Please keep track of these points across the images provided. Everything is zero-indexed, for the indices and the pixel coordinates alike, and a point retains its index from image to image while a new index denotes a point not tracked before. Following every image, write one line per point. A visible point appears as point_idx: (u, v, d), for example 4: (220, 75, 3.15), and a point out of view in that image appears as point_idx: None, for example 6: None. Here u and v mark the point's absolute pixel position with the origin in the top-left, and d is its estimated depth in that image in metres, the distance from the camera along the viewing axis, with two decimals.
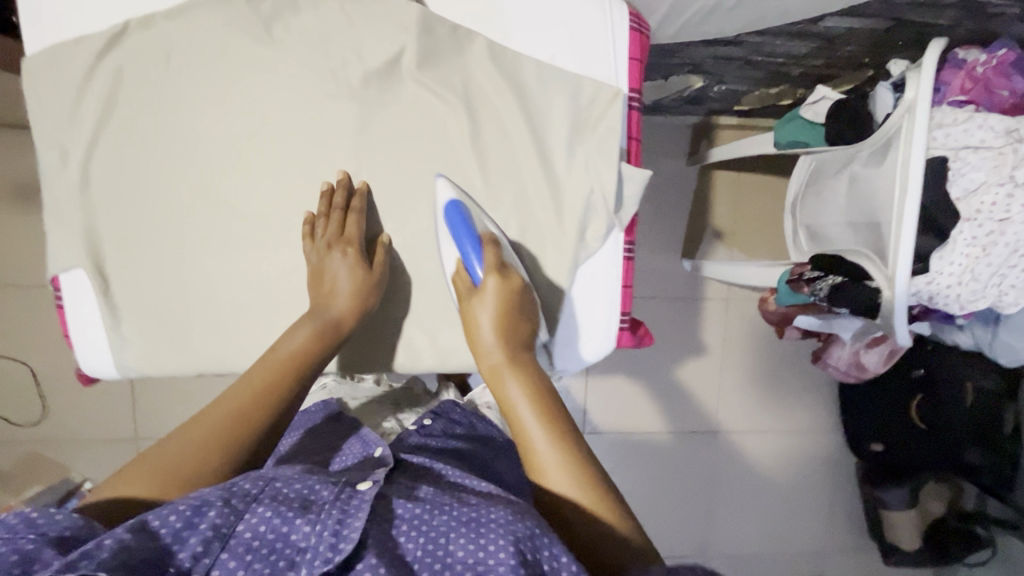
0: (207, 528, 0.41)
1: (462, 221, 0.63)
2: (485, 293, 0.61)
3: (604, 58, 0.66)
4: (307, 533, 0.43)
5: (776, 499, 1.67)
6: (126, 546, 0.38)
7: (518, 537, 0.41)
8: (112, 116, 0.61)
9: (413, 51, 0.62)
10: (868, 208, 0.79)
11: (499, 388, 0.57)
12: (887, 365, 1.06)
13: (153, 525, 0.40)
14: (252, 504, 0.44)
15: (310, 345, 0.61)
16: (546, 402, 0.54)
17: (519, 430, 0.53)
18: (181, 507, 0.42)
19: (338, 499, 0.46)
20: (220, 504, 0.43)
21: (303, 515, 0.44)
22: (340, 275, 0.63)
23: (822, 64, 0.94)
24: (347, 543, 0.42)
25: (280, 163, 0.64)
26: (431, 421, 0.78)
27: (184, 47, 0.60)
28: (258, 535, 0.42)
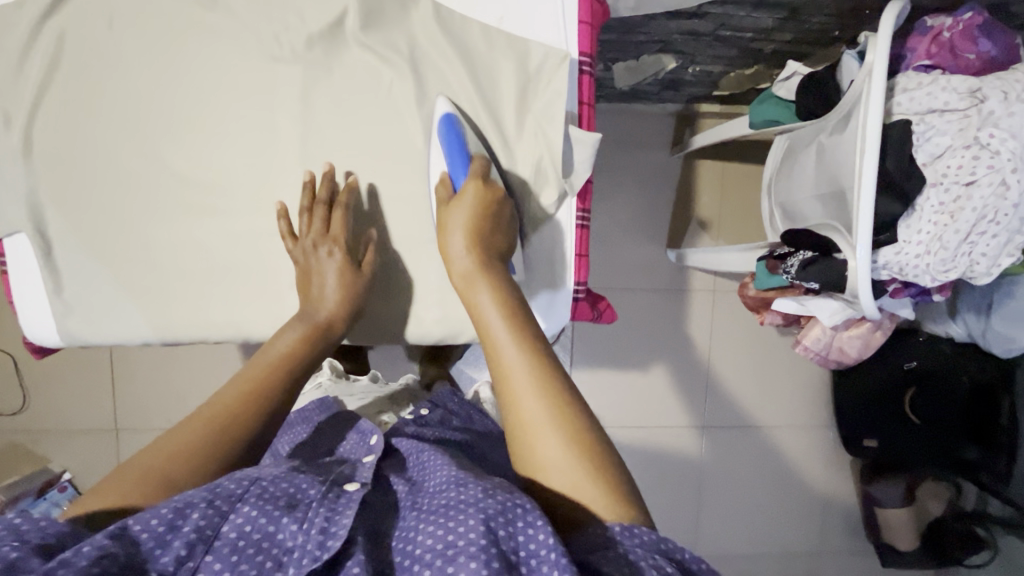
0: (191, 530, 0.40)
1: (456, 135, 0.62)
2: (463, 198, 0.60)
3: (553, 19, 0.64)
4: (294, 532, 0.41)
5: (768, 497, 1.62)
6: (108, 554, 0.37)
7: (489, 515, 0.39)
8: (55, 80, 0.61)
9: (356, 12, 0.62)
10: (836, 178, 0.77)
11: (469, 292, 0.57)
12: (868, 350, 1.08)
13: (134, 530, 0.39)
14: (238, 504, 0.42)
15: (300, 346, 0.60)
16: (517, 315, 0.53)
17: (492, 343, 0.52)
18: (164, 509, 0.40)
19: (324, 497, 0.44)
20: (205, 504, 0.41)
21: (289, 513, 0.42)
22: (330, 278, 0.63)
23: (793, 39, 0.93)
24: (335, 540, 0.41)
25: (223, 127, 0.63)
26: (428, 409, 0.72)
27: (126, 9, 0.60)
28: (243, 535, 0.40)
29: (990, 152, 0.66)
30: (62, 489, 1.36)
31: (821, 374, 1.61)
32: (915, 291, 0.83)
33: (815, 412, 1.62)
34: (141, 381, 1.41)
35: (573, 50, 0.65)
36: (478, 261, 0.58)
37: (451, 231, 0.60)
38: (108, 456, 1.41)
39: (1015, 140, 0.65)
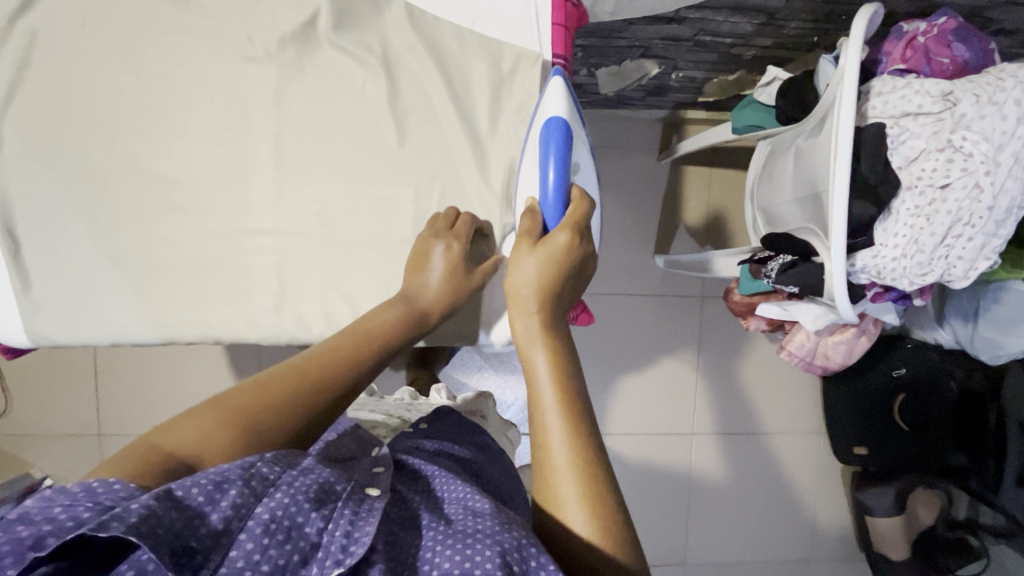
0: (226, 507, 0.37)
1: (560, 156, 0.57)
2: (549, 243, 0.55)
3: (526, 21, 0.65)
4: (321, 529, 0.39)
5: (758, 504, 1.61)
6: (153, 514, 0.35)
7: (505, 549, 0.39)
8: (26, 78, 0.61)
9: (328, 12, 0.62)
10: (812, 182, 0.77)
11: (526, 348, 0.51)
12: (850, 357, 1.07)
13: (177, 494, 0.37)
14: (272, 488, 0.39)
15: (395, 324, 0.58)
16: (573, 388, 0.49)
17: (537, 406, 0.48)
18: (204, 480, 0.38)
19: (352, 496, 0.42)
20: (241, 482, 0.39)
21: (319, 507, 0.40)
22: (437, 261, 0.61)
23: (772, 44, 0.94)
24: (357, 547, 0.38)
25: (195, 127, 0.63)
26: (427, 424, 0.71)
27: (99, 7, 0.61)
28: (275, 518, 0.38)
29: (963, 154, 0.65)
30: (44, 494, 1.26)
31: (811, 381, 1.60)
32: (897, 295, 0.83)
33: (804, 418, 1.61)
34: (127, 386, 1.40)
35: (545, 52, 0.65)
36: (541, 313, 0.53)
37: (522, 274, 0.54)
38: (91, 461, 1.39)
39: (988, 143, 0.65)
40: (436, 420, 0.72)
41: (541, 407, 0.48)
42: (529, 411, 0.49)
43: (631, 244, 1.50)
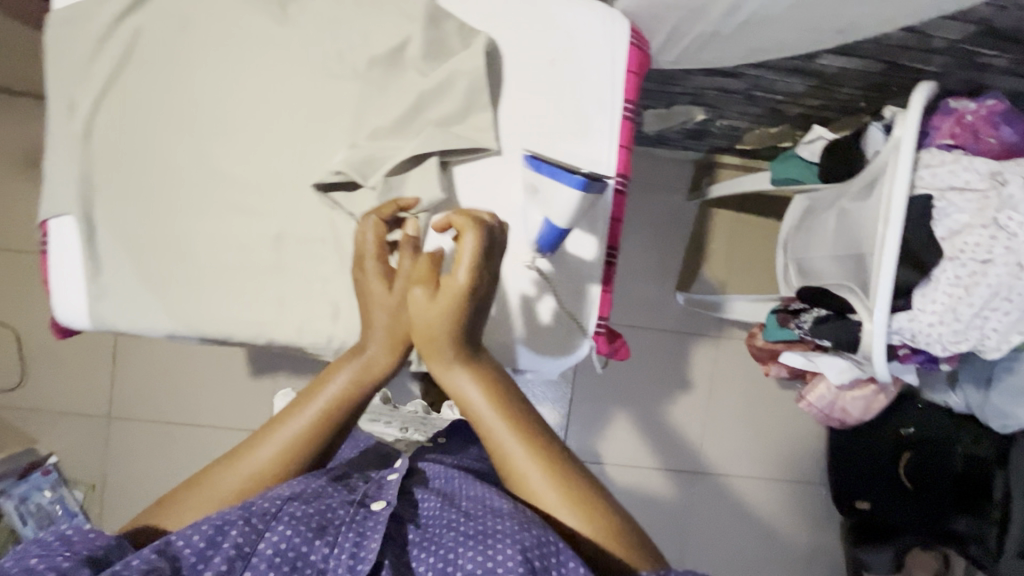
0: (229, 547, 0.45)
1: (551, 236, 0.64)
2: (448, 284, 0.55)
3: (602, 71, 0.69)
4: (326, 554, 0.46)
5: (755, 551, 1.59)
6: (155, 568, 0.42)
7: (526, 548, 0.45)
8: (124, 73, 0.63)
9: (419, 41, 0.64)
10: (855, 242, 0.80)
11: (450, 381, 0.58)
12: (867, 413, 1.10)
13: (177, 545, 0.44)
14: (272, 523, 0.46)
15: (350, 390, 0.57)
16: (504, 397, 0.57)
17: (484, 428, 0.56)
18: (204, 527, 0.45)
19: (353, 520, 0.49)
20: (241, 523, 0.46)
21: (321, 536, 0.47)
22: (379, 325, 0.58)
23: (820, 105, 0.98)
24: (364, 563, 0.46)
25: (277, 135, 0.65)
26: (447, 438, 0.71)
27: (201, 17, 0.64)
28: (279, 552, 0.45)
29: (1008, 233, 0.69)
30: (47, 473, 1.35)
31: (817, 431, 1.61)
32: (924, 358, 0.85)
33: (807, 466, 1.62)
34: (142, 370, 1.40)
35: (618, 97, 0.70)
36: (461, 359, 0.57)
37: (424, 317, 0.56)
38: (97, 443, 1.39)
39: None
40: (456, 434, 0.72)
41: (487, 424, 0.56)
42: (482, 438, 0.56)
43: (654, 278, 1.52)
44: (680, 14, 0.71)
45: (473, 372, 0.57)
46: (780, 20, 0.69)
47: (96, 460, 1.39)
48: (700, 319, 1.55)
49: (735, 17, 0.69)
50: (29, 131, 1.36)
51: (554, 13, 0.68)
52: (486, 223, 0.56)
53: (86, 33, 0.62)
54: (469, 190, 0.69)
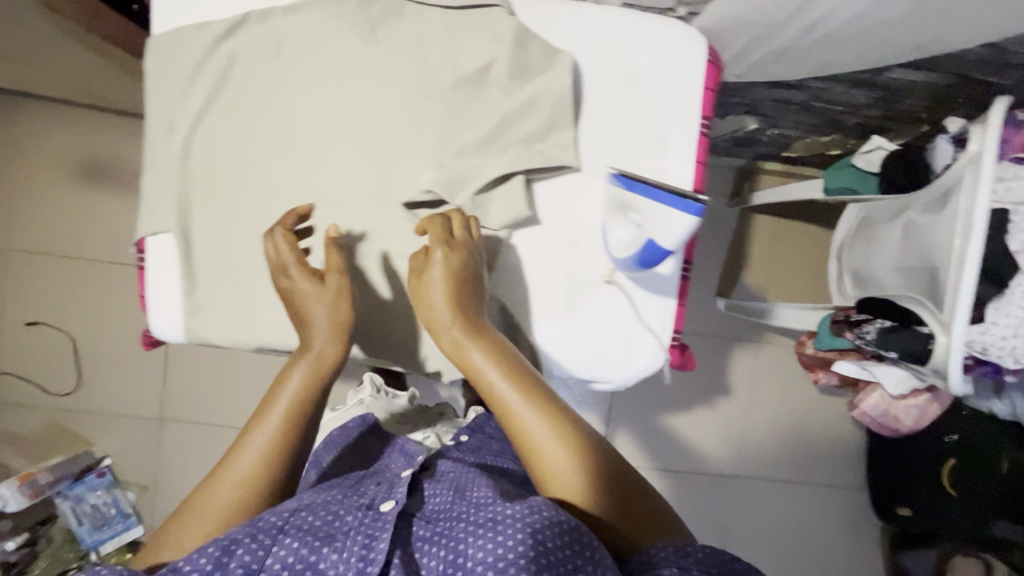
0: (239, 565, 0.47)
1: (650, 259, 0.61)
2: (433, 264, 0.61)
3: (681, 88, 0.70)
4: (334, 560, 0.48)
5: (794, 556, 1.59)
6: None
7: (535, 530, 0.46)
8: (220, 95, 0.66)
9: (505, 61, 0.66)
10: (926, 255, 0.80)
11: (465, 361, 0.59)
12: (922, 422, 1.08)
13: (185, 568, 0.46)
14: (281, 536, 0.49)
15: (310, 385, 0.60)
16: (520, 373, 0.58)
17: (506, 409, 0.57)
18: (210, 548, 0.47)
19: (362, 524, 0.51)
20: (247, 540, 0.48)
21: (328, 543, 0.49)
22: (322, 316, 0.61)
23: (878, 115, 0.98)
24: (373, 564, 0.48)
25: (364, 154, 0.67)
26: (468, 437, 0.71)
27: (294, 39, 0.65)
28: (291, 562, 0.48)
29: None
30: (101, 474, 1.37)
31: (857, 436, 1.60)
32: (990, 369, 0.85)
33: (847, 471, 1.61)
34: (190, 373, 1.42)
35: (696, 114, 0.71)
36: (469, 333, 0.60)
37: (432, 297, 0.60)
38: (148, 446, 1.41)
39: None
40: (477, 431, 0.72)
41: (507, 403, 0.57)
42: (504, 419, 0.57)
43: (694, 284, 1.52)
44: (757, 30, 0.71)
45: (480, 342, 0.59)
46: (857, 36, 0.70)
47: (147, 462, 1.42)
48: (740, 324, 1.55)
49: (813, 33, 0.70)
50: (79, 138, 1.36)
51: (634, 31, 0.69)
52: (455, 212, 0.65)
53: (185, 56, 0.64)
54: (549, 206, 0.70)
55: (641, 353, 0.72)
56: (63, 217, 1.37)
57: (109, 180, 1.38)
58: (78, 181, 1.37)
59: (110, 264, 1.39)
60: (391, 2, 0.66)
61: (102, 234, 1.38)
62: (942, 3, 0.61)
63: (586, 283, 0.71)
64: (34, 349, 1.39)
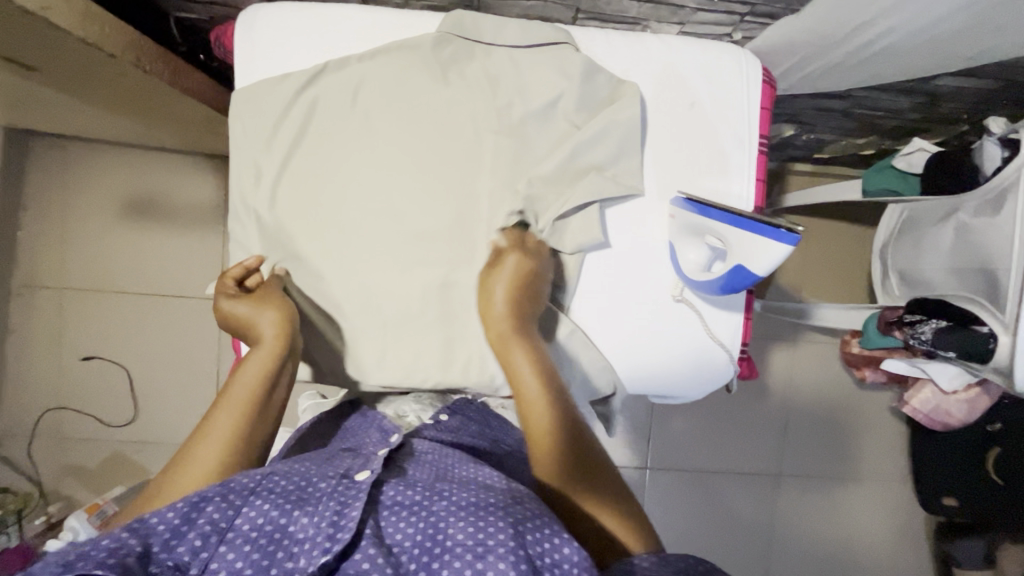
0: (206, 523, 0.44)
1: (735, 282, 0.65)
2: (503, 267, 0.65)
3: (741, 109, 0.73)
4: (305, 524, 0.45)
5: (842, 549, 1.60)
6: (123, 546, 0.41)
7: (515, 522, 0.44)
8: (303, 142, 0.69)
9: (573, 95, 0.69)
10: (980, 256, 0.84)
11: (508, 358, 0.62)
12: (974, 415, 1.09)
13: (150, 522, 0.43)
14: (251, 499, 0.46)
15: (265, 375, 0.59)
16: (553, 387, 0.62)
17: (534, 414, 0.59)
18: (180, 504, 0.44)
19: (336, 491, 0.48)
20: (218, 499, 0.45)
21: (300, 507, 0.46)
22: (267, 324, 0.62)
23: (919, 118, 1.00)
24: (345, 532, 0.44)
25: (441, 190, 0.70)
26: (447, 416, 0.69)
27: (372, 84, 0.68)
28: (257, 526, 0.44)
29: None
30: None
31: (898, 429, 1.62)
32: None
33: (891, 463, 1.62)
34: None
35: (754, 133, 0.74)
36: (515, 326, 0.63)
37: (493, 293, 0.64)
38: None
39: None
40: (455, 412, 0.71)
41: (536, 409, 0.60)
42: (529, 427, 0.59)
43: None
44: (811, 49, 0.74)
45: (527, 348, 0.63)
46: (911, 50, 0.72)
47: None
48: (776, 324, 1.57)
49: (867, 50, 0.72)
50: (126, 177, 1.40)
51: (691, 56, 0.72)
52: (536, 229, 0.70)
53: (269, 105, 0.68)
54: (618, 230, 0.73)
55: (712, 365, 0.75)
56: (113, 253, 1.41)
57: (154, 215, 1.42)
58: (126, 220, 1.41)
59: (160, 297, 1.43)
60: (462, 43, 0.69)
61: (152, 270, 1.42)
62: (996, 20, 0.64)
63: (658, 301, 0.73)
64: (92, 383, 1.43)
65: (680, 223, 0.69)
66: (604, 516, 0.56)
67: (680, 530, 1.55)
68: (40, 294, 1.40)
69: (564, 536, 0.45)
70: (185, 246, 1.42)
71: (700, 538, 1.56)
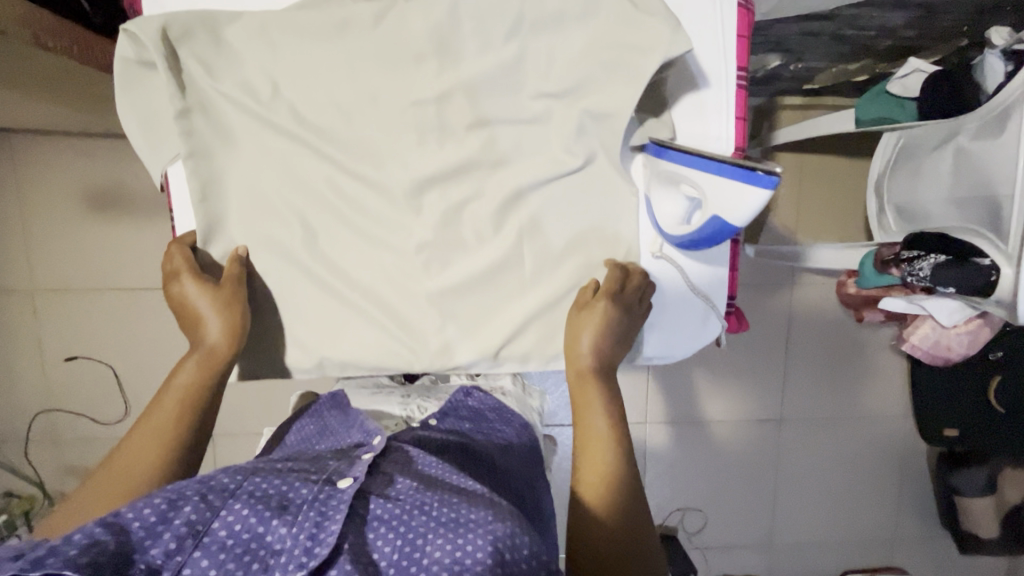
0: (182, 524, 0.42)
1: (713, 235, 0.60)
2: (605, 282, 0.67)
3: (713, 42, 0.65)
4: (282, 535, 0.43)
5: (843, 488, 1.62)
6: (96, 543, 0.39)
7: (497, 537, 0.43)
8: (234, 113, 0.63)
9: (523, 37, 0.62)
10: (985, 184, 0.77)
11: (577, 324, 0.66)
12: (975, 347, 1.06)
13: (125, 519, 0.41)
14: (229, 501, 0.44)
15: (197, 378, 0.62)
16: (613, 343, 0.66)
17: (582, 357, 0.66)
18: (156, 500, 0.42)
19: (316, 499, 0.46)
20: (197, 499, 0.43)
21: (280, 516, 0.44)
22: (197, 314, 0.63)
23: (913, 35, 0.92)
24: (322, 547, 0.43)
25: (387, 154, 0.65)
26: (438, 420, 0.67)
27: (296, 41, 0.62)
28: (231, 535, 0.43)
29: None
30: None
31: (901, 366, 1.58)
32: None
33: (895, 401, 1.60)
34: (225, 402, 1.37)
35: (732, 67, 0.66)
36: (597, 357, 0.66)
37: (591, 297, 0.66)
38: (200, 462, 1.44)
39: None
40: (449, 411, 0.69)
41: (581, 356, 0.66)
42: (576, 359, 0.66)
43: None
44: None
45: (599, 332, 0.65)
46: None
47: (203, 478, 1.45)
48: (771, 270, 1.52)
49: None
50: (84, 170, 1.33)
51: None
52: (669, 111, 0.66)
53: (192, 76, 0.62)
54: (575, 191, 0.67)
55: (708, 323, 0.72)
56: (82, 251, 1.36)
57: (119, 207, 1.35)
58: (89, 216, 1.35)
59: (134, 292, 1.38)
60: None
61: (121, 264, 1.37)
62: None
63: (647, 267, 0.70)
64: (77, 382, 1.40)
65: (655, 172, 0.66)
66: (597, 420, 0.63)
67: (680, 482, 1.57)
68: (11, 297, 1.36)
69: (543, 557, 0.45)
70: (157, 238, 1.36)
71: (702, 488, 1.58)
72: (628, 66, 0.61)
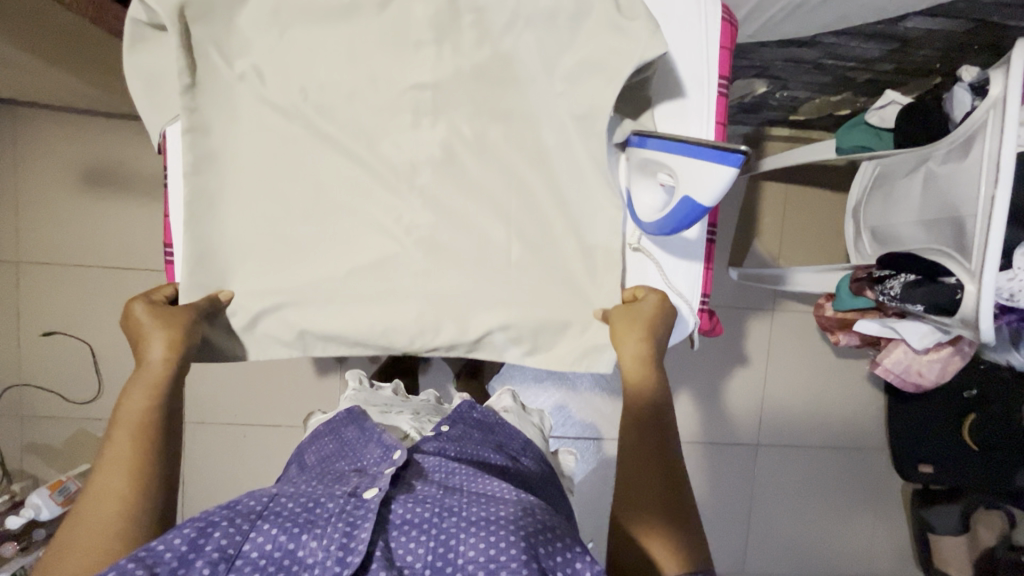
0: (214, 549, 0.42)
1: (684, 216, 0.63)
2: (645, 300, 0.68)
3: (697, 48, 0.69)
4: (314, 548, 0.44)
5: (818, 519, 1.61)
6: None
7: (526, 532, 0.44)
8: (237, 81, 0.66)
9: (519, 31, 0.65)
10: (949, 205, 0.82)
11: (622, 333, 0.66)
12: (947, 375, 1.08)
13: (158, 550, 0.41)
14: (259, 522, 0.44)
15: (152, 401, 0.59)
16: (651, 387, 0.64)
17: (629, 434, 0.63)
18: (188, 529, 0.43)
19: (343, 510, 0.46)
20: (226, 523, 0.44)
21: (309, 530, 0.44)
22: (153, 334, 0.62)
23: (891, 69, 0.97)
24: (355, 553, 0.43)
25: (382, 131, 0.67)
26: (449, 426, 0.66)
27: (304, 19, 0.65)
28: (267, 555, 0.43)
29: None
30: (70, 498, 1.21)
31: (877, 398, 1.60)
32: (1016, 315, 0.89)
33: (871, 433, 1.61)
34: None
35: (713, 74, 0.70)
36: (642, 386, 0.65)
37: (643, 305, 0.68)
38: None
39: None
40: (457, 421, 0.67)
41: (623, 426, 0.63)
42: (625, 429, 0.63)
43: None
44: None
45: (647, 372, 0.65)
46: None
47: None
48: (754, 295, 1.54)
49: None
50: (83, 147, 1.35)
51: None
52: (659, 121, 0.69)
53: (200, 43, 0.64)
54: (560, 181, 0.69)
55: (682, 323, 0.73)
56: (73, 227, 1.36)
57: (114, 186, 1.37)
58: (83, 192, 1.36)
59: (120, 271, 1.38)
60: None
61: (111, 243, 1.37)
62: None
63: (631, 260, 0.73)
64: (53, 358, 1.39)
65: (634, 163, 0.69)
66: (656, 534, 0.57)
67: None
68: None
69: (580, 552, 0.44)
70: (149, 219, 1.38)
71: None
72: (617, 64, 0.64)
